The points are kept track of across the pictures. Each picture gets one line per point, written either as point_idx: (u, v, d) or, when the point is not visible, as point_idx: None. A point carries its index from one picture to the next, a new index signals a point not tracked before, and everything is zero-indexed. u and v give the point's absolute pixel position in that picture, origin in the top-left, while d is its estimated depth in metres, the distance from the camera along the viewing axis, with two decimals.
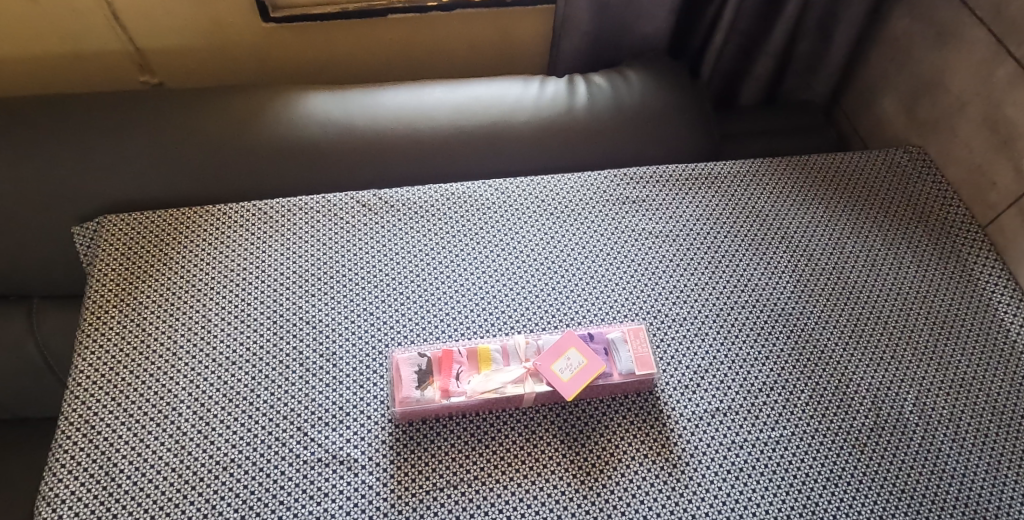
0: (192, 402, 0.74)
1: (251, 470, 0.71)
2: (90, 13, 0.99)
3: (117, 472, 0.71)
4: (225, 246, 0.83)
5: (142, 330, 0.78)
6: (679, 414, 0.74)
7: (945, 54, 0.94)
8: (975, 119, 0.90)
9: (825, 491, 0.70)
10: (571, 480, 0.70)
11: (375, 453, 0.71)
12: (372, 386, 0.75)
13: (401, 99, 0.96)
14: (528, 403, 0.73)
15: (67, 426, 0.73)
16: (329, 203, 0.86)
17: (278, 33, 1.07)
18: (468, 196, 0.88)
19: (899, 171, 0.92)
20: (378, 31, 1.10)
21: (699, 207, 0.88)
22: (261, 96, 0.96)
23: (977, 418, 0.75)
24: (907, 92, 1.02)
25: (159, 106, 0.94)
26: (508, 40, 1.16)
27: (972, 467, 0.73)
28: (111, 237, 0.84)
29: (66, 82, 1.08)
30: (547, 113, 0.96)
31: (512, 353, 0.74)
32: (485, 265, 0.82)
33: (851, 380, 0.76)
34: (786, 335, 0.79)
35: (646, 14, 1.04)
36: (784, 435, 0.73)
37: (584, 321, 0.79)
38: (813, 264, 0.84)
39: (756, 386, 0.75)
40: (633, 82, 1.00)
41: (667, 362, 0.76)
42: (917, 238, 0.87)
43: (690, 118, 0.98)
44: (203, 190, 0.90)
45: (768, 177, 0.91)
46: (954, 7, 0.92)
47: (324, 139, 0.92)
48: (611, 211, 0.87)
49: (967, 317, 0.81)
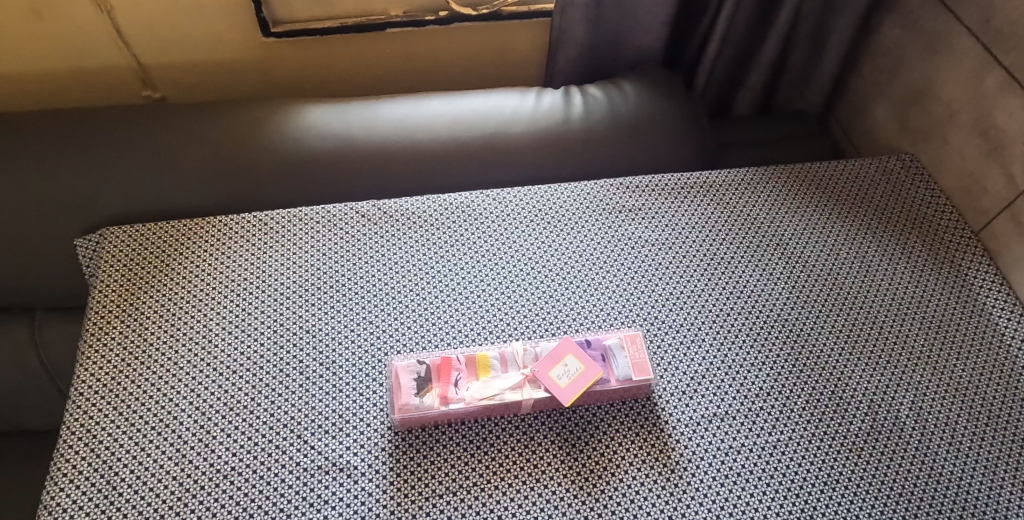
0: (193, 411, 0.74)
1: (252, 478, 0.71)
2: (93, 29, 1.00)
3: (119, 480, 0.71)
4: (225, 256, 0.84)
5: (144, 340, 0.79)
6: (677, 420, 0.74)
7: (935, 62, 0.96)
8: (966, 126, 0.92)
9: (823, 494, 0.71)
10: (570, 485, 0.71)
11: (375, 461, 0.71)
12: (372, 394, 0.75)
13: (401, 112, 0.97)
14: (526, 409, 0.74)
15: (68, 436, 0.73)
16: (329, 213, 0.87)
17: (279, 47, 1.09)
18: (466, 206, 0.89)
19: (893, 179, 0.93)
20: (377, 45, 1.11)
21: (695, 215, 0.89)
22: (261, 109, 0.97)
23: (974, 421, 0.75)
24: (900, 102, 1.03)
25: (161, 120, 0.95)
26: (505, 53, 1.17)
27: (969, 469, 0.73)
28: (114, 249, 0.85)
29: (70, 97, 1.10)
30: (544, 124, 0.97)
31: (510, 360, 0.75)
32: (483, 274, 0.83)
33: (847, 385, 0.77)
34: (782, 340, 0.80)
35: (640, 26, 1.05)
36: (782, 439, 0.73)
37: (581, 328, 0.79)
38: (808, 270, 0.85)
39: (753, 392, 0.76)
40: (628, 93, 1.01)
41: (665, 368, 0.77)
42: (910, 244, 0.87)
43: (685, 127, 0.99)
44: (205, 202, 0.91)
45: (763, 185, 0.92)
46: (942, 16, 0.93)
47: (324, 150, 0.94)
48: (608, 220, 0.88)
49: (963, 321, 0.82)
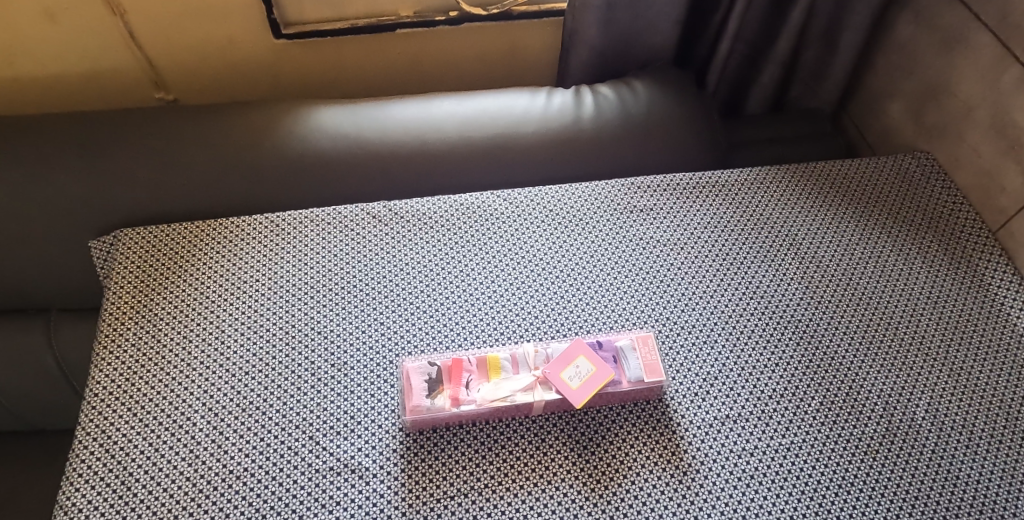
0: (206, 411, 0.75)
1: (264, 479, 0.71)
2: (106, 31, 1.01)
3: (133, 481, 0.71)
4: (238, 257, 0.85)
5: (157, 342, 0.79)
6: (689, 422, 0.74)
7: (951, 59, 0.94)
8: (982, 124, 0.90)
9: (837, 497, 0.70)
10: (583, 488, 0.70)
11: (386, 461, 0.72)
12: (383, 395, 0.75)
13: (411, 113, 0.97)
14: (537, 410, 0.74)
15: (83, 436, 0.74)
16: (340, 215, 0.88)
17: (290, 48, 1.09)
18: (477, 206, 0.89)
19: (910, 178, 0.92)
20: (387, 45, 1.11)
21: (708, 215, 0.88)
22: (273, 111, 0.97)
23: (991, 423, 0.75)
24: (915, 99, 1.02)
25: (174, 122, 0.96)
26: (515, 53, 1.17)
27: (987, 474, 0.72)
28: (128, 252, 0.85)
29: (83, 99, 1.10)
30: (554, 123, 0.96)
31: (521, 361, 0.75)
32: (494, 275, 0.83)
33: (861, 387, 0.76)
34: (795, 340, 0.79)
35: (652, 25, 1.04)
36: (795, 442, 0.73)
37: (592, 329, 0.79)
38: (823, 270, 0.84)
39: (767, 393, 0.75)
40: (640, 93, 1.00)
41: (677, 369, 0.76)
42: (926, 243, 0.86)
43: (697, 127, 0.99)
44: (218, 204, 0.92)
45: (776, 185, 0.91)
46: (959, 13, 0.92)
47: (335, 152, 0.94)
48: (620, 220, 0.87)
49: (980, 323, 0.81)
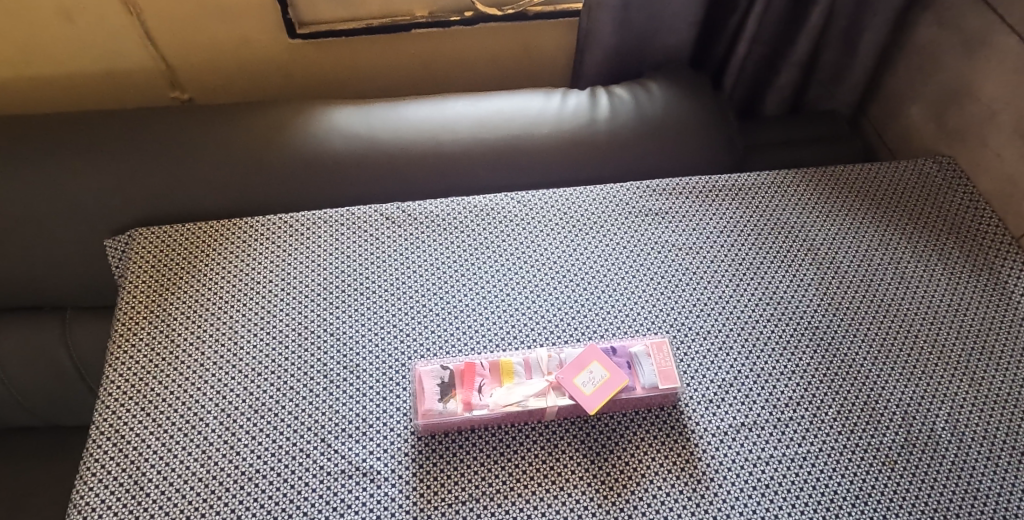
0: (218, 412, 0.75)
1: (276, 481, 0.71)
2: (122, 31, 1.01)
3: (146, 481, 0.72)
4: (250, 257, 0.85)
5: (171, 341, 0.79)
6: (703, 430, 0.73)
7: (974, 62, 0.93)
8: (1005, 129, 0.89)
9: (855, 508, 0.69)
10: (595, 494, 0.70)
11: (398, 465, 0.71)
12: (395, 398, 0.75)
13: (425, 113, 0.97)
14: (550, 416, 0.73)
15: (98, 435, 0.74)
16: (352, 215, 0.87)
17: (304, 48, 1.09)
18: (492, 208, 0.88)
19: (931, 183, 0.90)
20: (401, 44, 1.11)
21: (723, 219, 0.87)
22: (287, 110, 0.97)
23: (1012, 433, 0.73)
24: (937, 102, 1.00)
25: (189, 121, 0.96)
26: (530, 53, 1.16)
27: (1008, 485, 0.71)
28: (143, 252, 0.85)
29: (98, 98, 1.11)
30: (569, 125, 0.96)
31: (534, 366, 0.74)
32: (507, 277, 0.83)
33: (879, 395, 0.75)
34: (811, 347, 0.78)
35: (668, 26, 1.03)
36: (812, 451, 0.72)
37: (606, 335, 0.78)
38: (840, 276, 0.83)
39: (783, 400, 0.74)
40: (656, 95, 0.99)
41: (691, 376, 0.76)
42: (947, 250, 0.85)
43: (714, 130, 0.98)
44: (231, 204, 0.92)
45: (793, 188, 0.90)
46: (983, 15, 0.90)
47: (349, 152, 0.93)
48: (635, 224, 0.86)
49: (1002, 330, 0.79)
